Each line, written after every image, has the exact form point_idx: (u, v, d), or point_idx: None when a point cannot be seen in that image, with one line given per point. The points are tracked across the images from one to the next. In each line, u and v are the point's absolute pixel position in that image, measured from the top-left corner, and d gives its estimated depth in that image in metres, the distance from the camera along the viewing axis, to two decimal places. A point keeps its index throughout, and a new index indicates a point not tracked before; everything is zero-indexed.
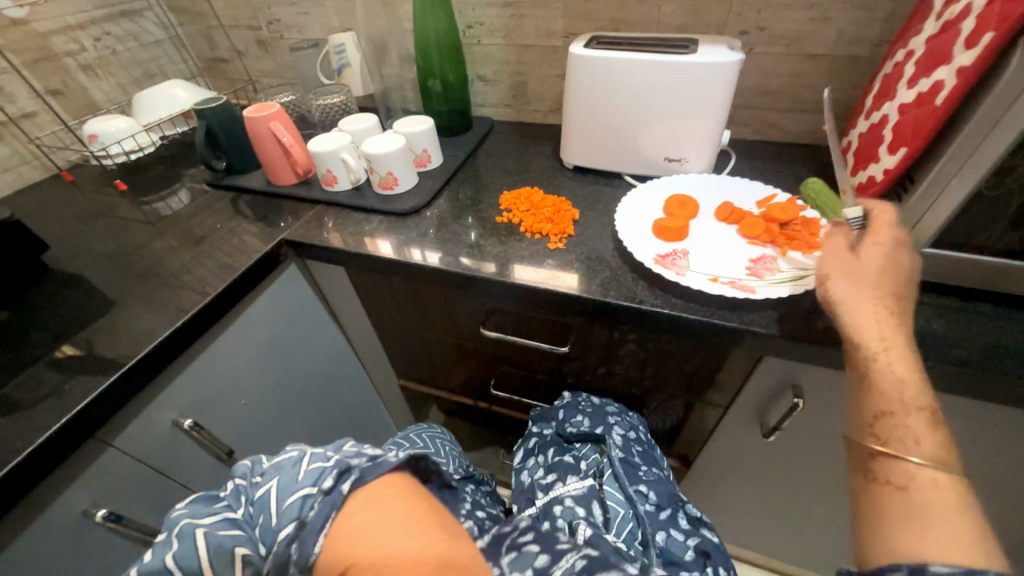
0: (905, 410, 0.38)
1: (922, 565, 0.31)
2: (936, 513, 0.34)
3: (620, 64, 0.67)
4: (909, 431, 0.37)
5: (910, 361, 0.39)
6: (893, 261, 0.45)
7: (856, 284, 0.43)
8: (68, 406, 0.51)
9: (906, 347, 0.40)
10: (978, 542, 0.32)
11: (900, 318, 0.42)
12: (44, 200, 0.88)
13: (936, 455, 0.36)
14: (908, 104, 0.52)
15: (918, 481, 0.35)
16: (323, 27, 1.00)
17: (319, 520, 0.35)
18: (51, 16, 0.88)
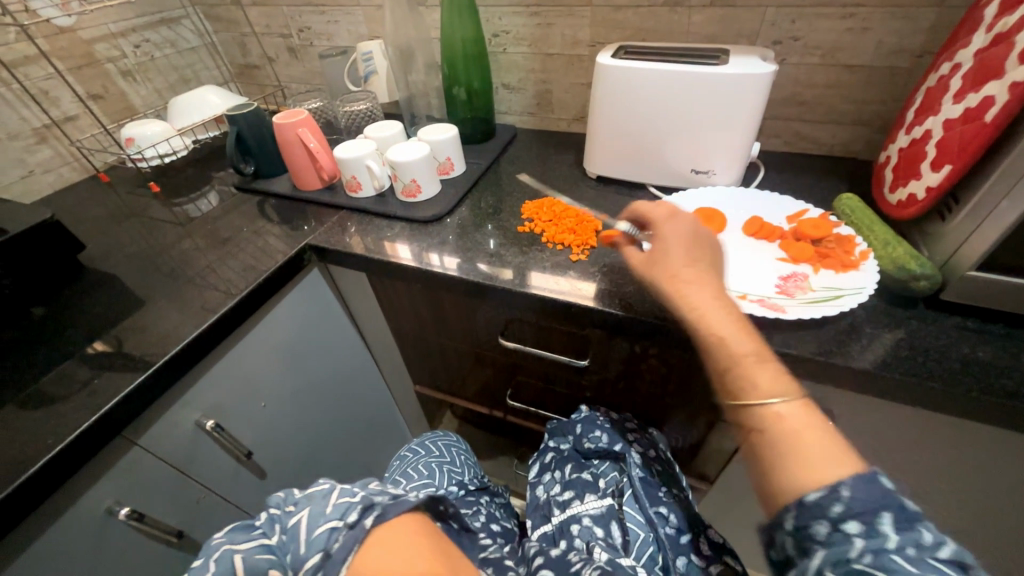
0: (736, 361, 0.41)
1: (799, 499, 0.35)
2: (797, 439, 0.37)
3: (648, 74, 0.66)
4: (745, 378, 0.41)
5: (721, 316, 0.43)
6: (680, 234, 0.49)
7: (659, 271, 0.48)
8: (97, 405, 0.52)
9: (715, 304, 0.44)
10: (832, 455, 0.36)
11: (701, 281, 0.46)
12: (82, 200, 0.92)
13: (775, 386, 0.40)
14: (954, 119, 0.50)
15: (769, 418, 0.39)
16: (351, 35, 1.02)
17: (342, 553, 0.35)
18: (96, 24, 0.92)
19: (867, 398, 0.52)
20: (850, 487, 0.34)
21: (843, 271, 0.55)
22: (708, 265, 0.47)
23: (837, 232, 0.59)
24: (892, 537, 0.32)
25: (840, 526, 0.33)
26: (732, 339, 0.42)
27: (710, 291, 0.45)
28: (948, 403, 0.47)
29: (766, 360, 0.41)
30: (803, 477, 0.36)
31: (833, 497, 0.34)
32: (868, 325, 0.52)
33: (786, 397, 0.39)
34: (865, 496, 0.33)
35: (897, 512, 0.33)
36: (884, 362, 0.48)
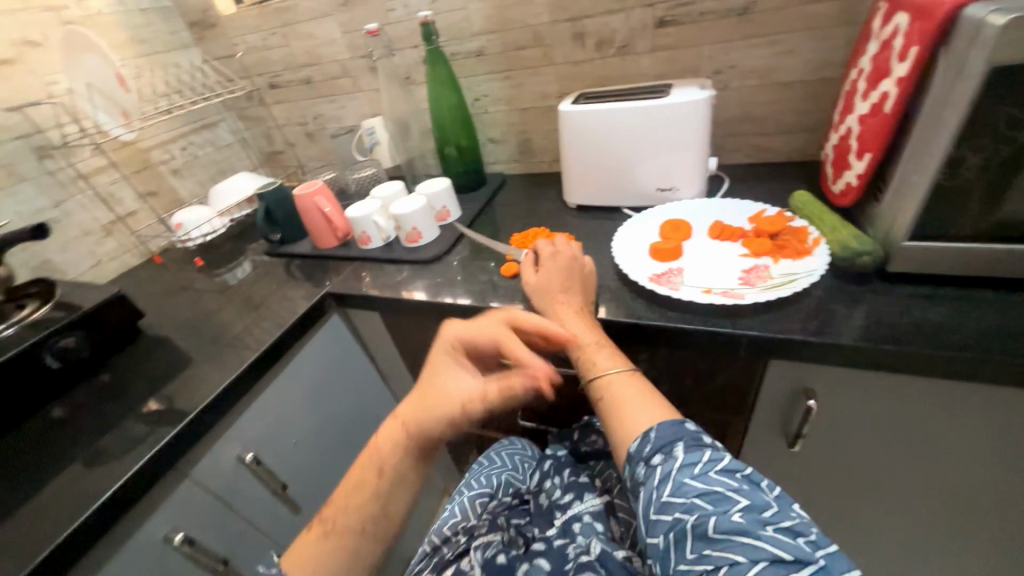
0: (584, 351, 0.55)
1: (627, 449, 0.47)
2: (621, 402, 0.50)
3: (603, 113, 0.76)
4: (591, 362, 0.54)
5: (576, 321, 0.58)
6: (555, 263, 0.63)
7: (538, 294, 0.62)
8: (157, 442, 0.61)
9: (573, 313, 0.59)
10: (648, 409, 0.49)
11: (565, 296, 0.60)
12: (140, 280, 1.07)
13: (613, 364, 0.53)
14: (865, 115, 0.57)
15: (604, 386, 0.52)
16: (357, 115, 1.19)
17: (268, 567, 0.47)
18: (151, 135, 1.12)
19: (837, 371, 0.55)
20: (656, 429, 0.46)
21: (799, 258, 0.61)
22: (577, 284, 0.62)
23: (792, 225, 0.65)
24: (682, 461, 0.43)
25: (649, 461, 0.45)
26: (581, 336, 0.56)
27: (571, 304, 0.60)
28: (907, 365, 0.50)
29: (606, 348, 0.55)
30: (626, 429, 0.48)
31: (646, 440, 0.46)
32: (826, 302, 0.56)
33: (618, 370, 0.53)
34: (665, 433, 0.45)
35: (688, 441, 0.44)
36: (841, 333, 0.52)
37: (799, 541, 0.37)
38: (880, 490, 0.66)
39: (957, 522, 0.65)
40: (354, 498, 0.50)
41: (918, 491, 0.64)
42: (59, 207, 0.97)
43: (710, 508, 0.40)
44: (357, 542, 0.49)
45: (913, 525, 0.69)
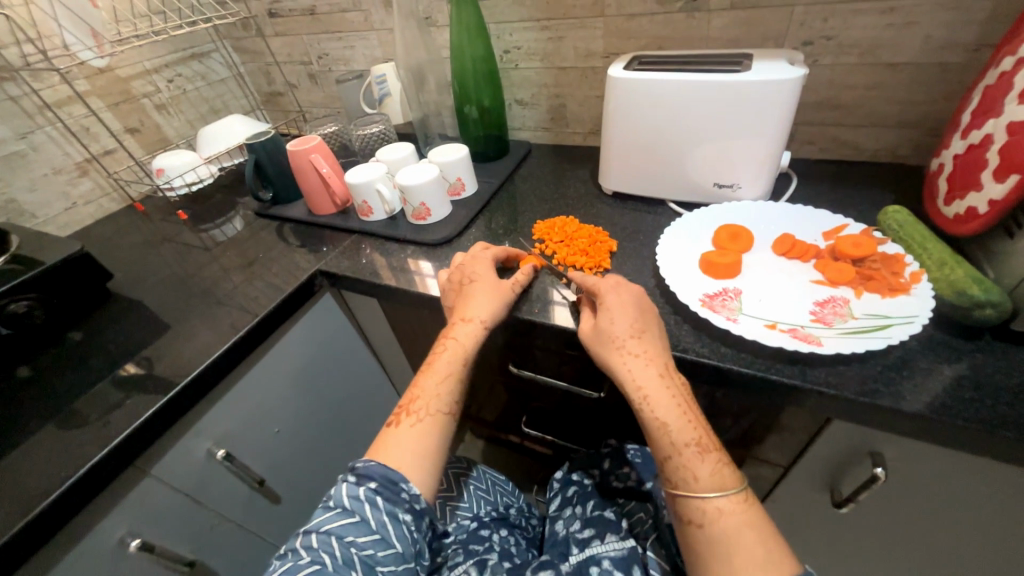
0: (677, 451, 0.43)
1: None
2: (738, 541, 0.39)
3: (663, 86, 0.62)
4: (688, 470, 0.42)
5: (669, 403, 0.44)
6: (623, 303, 0.49)
7: (608, 345, 0.47)
8: (109, 438, 0.53)
9: (664, 390, 0.44)
10: (771, 555, 0.39)
11: (650, 359, 0.46)
12: (117, 228, 0.97)
13: (721, 479, 0.42)
14: (1020, 122, 0.43)
15: (709, 513, 0.41)
16: (367, 58, 1.04)
17: (368, 473, 0.47)
18: (131, 62, 0.97)
19: (921, 444, 0.45)
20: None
21: (891, 295, 0.49)
22: (655, 336, 0.48)
23: (882, 250, 0.53)
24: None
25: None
26: (678, 428, 0.43)
27: (654, 366, 0.45)
28: (1021, 455, 0.40)
29: (708, 450, 0.43)
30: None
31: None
32: (922, 358, 0.45)
33: (724, 491, 0.41)
34: None
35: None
36: (943, 406, 0.41)
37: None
38: (933, 568, 0.57)
39: None
40: (443, 384, 0.52)
41: None
42: (23, 139, 0.85)
43: None
44: (446, 422, 0.51)
45: None
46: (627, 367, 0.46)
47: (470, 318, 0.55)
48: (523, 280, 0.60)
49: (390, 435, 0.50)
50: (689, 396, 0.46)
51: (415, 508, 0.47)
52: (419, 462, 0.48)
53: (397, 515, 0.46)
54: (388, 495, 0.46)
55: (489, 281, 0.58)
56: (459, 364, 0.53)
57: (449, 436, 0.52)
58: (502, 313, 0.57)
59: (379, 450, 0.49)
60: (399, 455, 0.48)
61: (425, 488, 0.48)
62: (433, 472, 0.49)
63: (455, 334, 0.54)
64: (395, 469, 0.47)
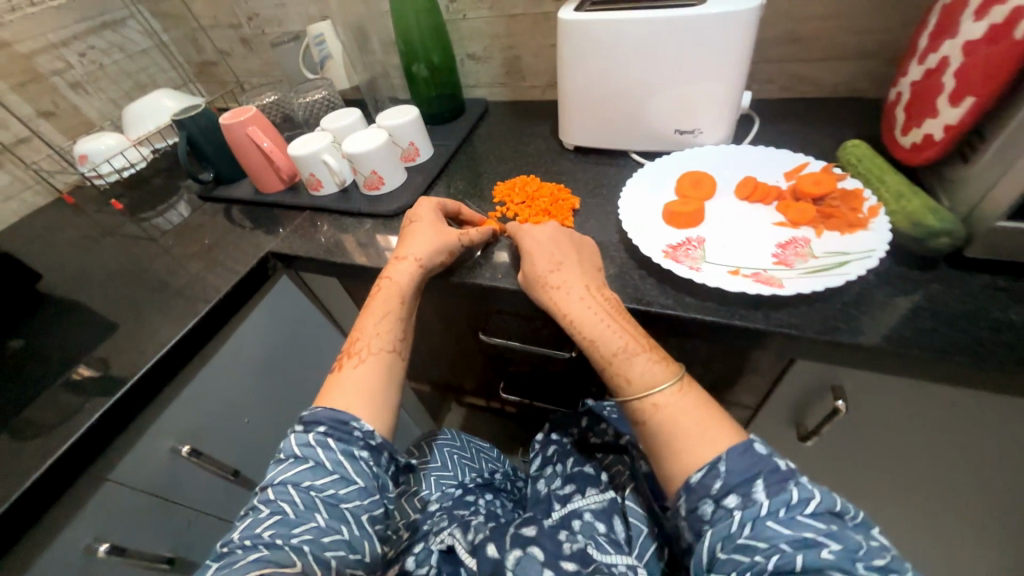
0: (611, 364, 0.44)
1: (686, 481, 0.39)
2: (677, 427, 0.41)
3: (616, 26, 0.58)
4: (624, 376, 0.44)
5: (594, 322, 0.45)
6: (540, 243, 0.51)
7: (533, 282, 0.50)
8: (55, 446, 0.50)
9: (589, 313, 0.46)
10: (708, 432, 0.40)
11: (572, 287, 0.47)
12: (47, 224, 0.89)
13: (654, 376, 0.43)
14: (976, 41, 0.42)
15: (650, 410, 0.42)
16: (302, 17, 0.95)
17: (315, 415, 0.47)
18: (31, 35, 0.86)
19: (880, 375, 0.46)
20: (726, 461, 0.38)
21: (850, 232, 0.48)
22: (574, 263, 0.50)
23: (842, 186, 0.52)
24: (765, 504, 0.36)
25: (722, 502, 0.37)
26: (605, 342, 0.45)
27: (575, 291, 0.47)
28: (973, 377, 0.41)
29: (637, 353, 0.44)
30: (684, 459, 0.39)
31: (713, 474, 0.38)
32: (877, 291, 0.46)
33: (662, 385, 0.42)
34: (738, 467, 0.37)
35: (767, 475, 0.37)
36: (899, 337, 0.42)
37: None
38: (892, 492, 0.60)
39: (968, 528, 0.60)
40: (380, 323, 0.53)
41: (935, 495, 0.57)
42: None
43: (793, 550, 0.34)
44: (390, 359, 0.52)
45: (919, 526, 0.64)
46: (551, 298, 0.48)
47: (402, 256, 0.56)
48: (472, 236, 0.58)
49: (336, 379, 0.51)
50: (616, 310, 0.47)
51: (371, 443, 0.47)
52: (365, 400, 0.49)
53: (352, 452, 0.46)
54: (340, 436, 0.46)
55: (429, 222, 0.58)
56: (396, 304, 0.54)
57: (395, 376, 0.52)
58: (443, 255, 0.56)
59: (326, 396, 0.49)
60: (345, 397, 0.48)
61: (380, 424, 0.48)
62: (384, 411, 0.49)
63: (390, 273, 0.55)
64: (343, 411, 0.47)
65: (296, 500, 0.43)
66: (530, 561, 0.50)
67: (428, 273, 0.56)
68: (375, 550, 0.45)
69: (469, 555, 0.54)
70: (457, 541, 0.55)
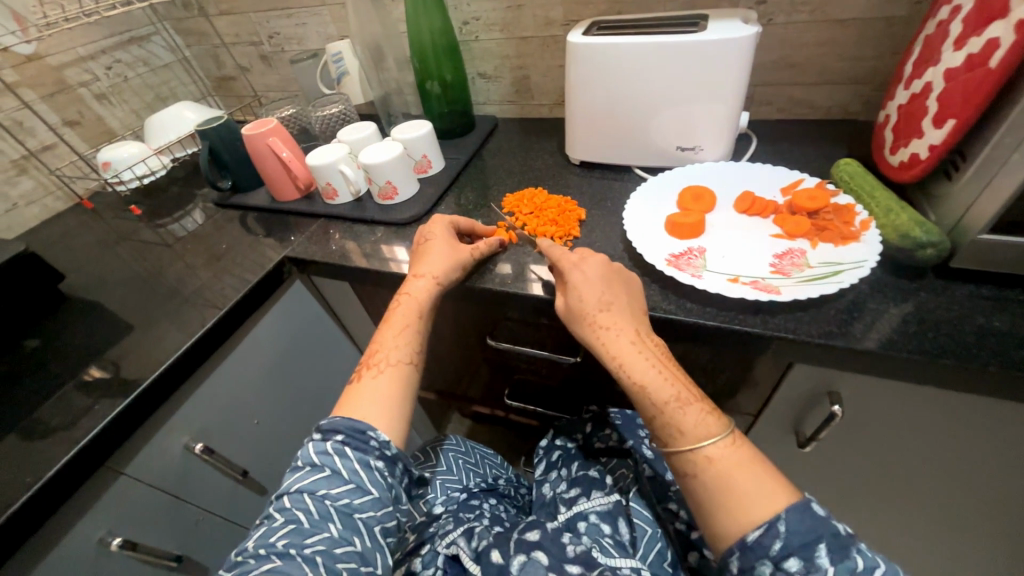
0: (660, 410, 0.43)
1: (741, 540, 0.38)
2: (732, 484, 0.39)
3: (622, 49, 0.62)
4: (674, 424, 0.43)
5: (643, 366, 0.44)
6: (589, 280, 0.50)
7: (579, 319, 0.49)
8: (77, 438, 0.51)
9: (637, 354, 0.45)
10: (765, 489, 0.39)
11: (621, 328, 0.46)
12: (67, 229, 0.92)
13: (707, 428, 0.42)
14: (955, 69, 0.46)
15: (700, 463, 0.41)
16: (320, 36, 0.99)
17: (331, 427, 0.48)
18: (62, 49, 0.91)
19: (874, 380, 0.48)
20: (786, 521, 0.37)
21: (843, 243, 0.51)
22: (624, 303, 0.48)
23: (835, 202, 0.55)
24: (830, 571, 0.35)
25: (781, 565, 0.36)
26: (654, 387, 0.44)
27: (625, 334, 0.46)
28: (959, 380, 0.43)
29: (688, 403, 0.43)
30: (736, 517, 0.38)
31: (772, 534, 0.37)
32: (869, 299, 0.48)
33: (714, 437, 0.41)
34: (798, 529, 0.37)
35: (830, 541, 0.36)
36: (889, 341, 0.44)
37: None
38: (889, 498, 0.61)
39: (964, 534, 0.61)
40: (400, 335, 0.55)
41: (933, 503, 0.59)
42: None
43: None
44: (407, 371, 0.54)
45: (916, 533, 0.65)
46: (599, 337, 0.47)
47: (421, 274, 0.58)
48: (483, 249, 0.62)
49: (354, 389, 0.52)
50: (664, 355, 0.47)
51: (386, 455, 0.48)
52: (383, 411, 0.50)
53: (368, 463, 0.47)
54: (357, 445, 0.47)
55: (447, 242, 0.61)
56: (416, 317, 0.56)
57: (412, 387, 0.54)
58: (458, 271, 0.59)
59: (345, 406, 0.51)
60: (364, 407, 0.50)
61: (393, 435, 0.50)
62: (398, 419, 0.51)
63: (408, 289, 0.58)
64: (360, 420, 0.49)
65: (312, 511, 0.44)
66: (535, 566, 0.50)
67: (445, 288, 0.58)
68: (386, 561, 0.46)
69: (473, 562, 0.53)
70: (462, 549, 0.55)
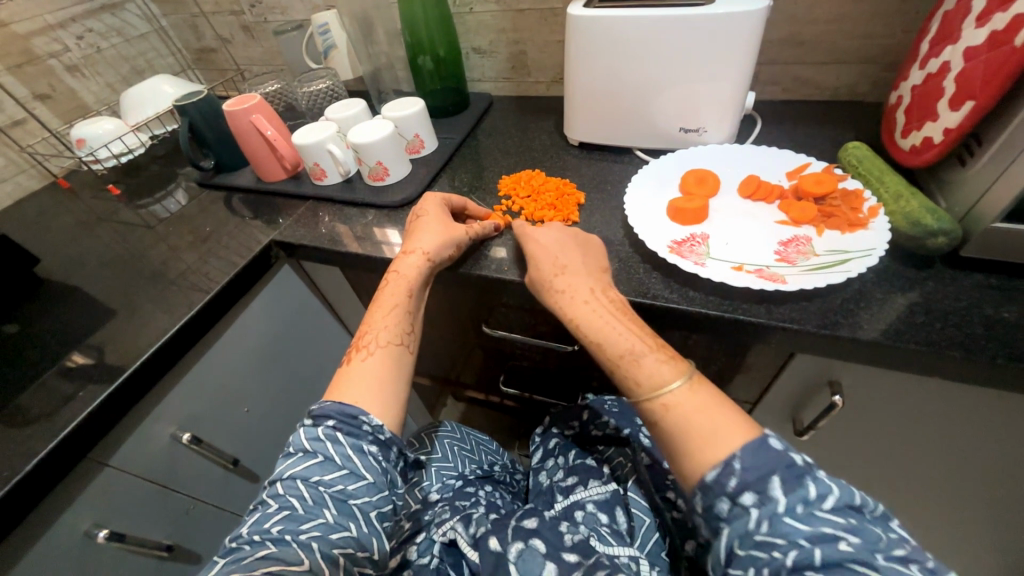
0: (619, 365, 0.43)
1: (701, 481, 0.36)
2: (689, 427, 0.38)
3: (625, 23, 0.58)
4: (632, 377, 0.42)
5: (597, 323, 0.45)
6: (545, 245, 0.52)
7: (536, 282, 0.50)
8: (56, 429, 0.49)
9: (592, 312, 0.45)
10: (720, 430, 0.37)
11: (574, 288, 0.47)
12: (42, 209, 0.88)
13: (663, 375, 0.41)
14: (976, 47, 0.43)
15: (657, 410, 0.40)
16: (306, 6, 0.94)
17: (323, 410, 0.47)
18: (28, 16, 0.85)
19: (877, 370, 0.47)
20: (742, 459, 0.35)
21: (850, 231, 0.49)
22: (579, 265, 0.49)
23: (843, 187, 0.53)
24: (783, 501, 0.34)
25: (738, 500, 0.35)
26: (610, 342, 0.44)
27: (580, 293, 0.47)
28: (965, 371, 0.42)
29: (645, 353, 0.42)
30: (694, 457, 0.37)
31: (727, 472, 0.35)
32: (875, 288, 0.47)
33: (673, 383, 0.40)
34: (753, 464, 0.35)
35: (784, 472, 0.35)
36: (895, 331, 0.43)
37: (916, 572, 0.31)
38: (885, 486, 0.61)
39: (957, 521, 0.62)
40: (390, 316, 0.53)
41: (929, 490, 0.59)
42: None
43: (814, 548, 0.32)
44: (399, 353, 0.52)
45: (909, 519, 0.65)
46: (553, 298, 0.48)
47: (411, 250, 0.56)
48: (477, 229, 0.59)
49: (345, 372, 0.51)
50: (625, 312, 0.46)
51: (380, 438, 0.47)
52: (375, 395, 0.49)
53: (362, 448, 0.46)
54: (349, 430, 0.46)
55: (438, 218, 0.58)
56: (406, 297, 0.54)
57: (405, 369, 0.52)
58: (451, 249, 0.57)
59: (335, 390, 0.49)
60: (354, 391, 0.49)
61: (387, 419, 0.48)
62: (393, 405, 0.49)
63: (398, 267, 0.56)
64: (352, 405, 0.47)
65: (305, 497, 0.43)
66: (532, 554, 0.50)
67: (438, 266, 0.56)
68: (384, 546, 0.45)
69: (471, 547, 0.53)
70: (459, 535, 0.54)
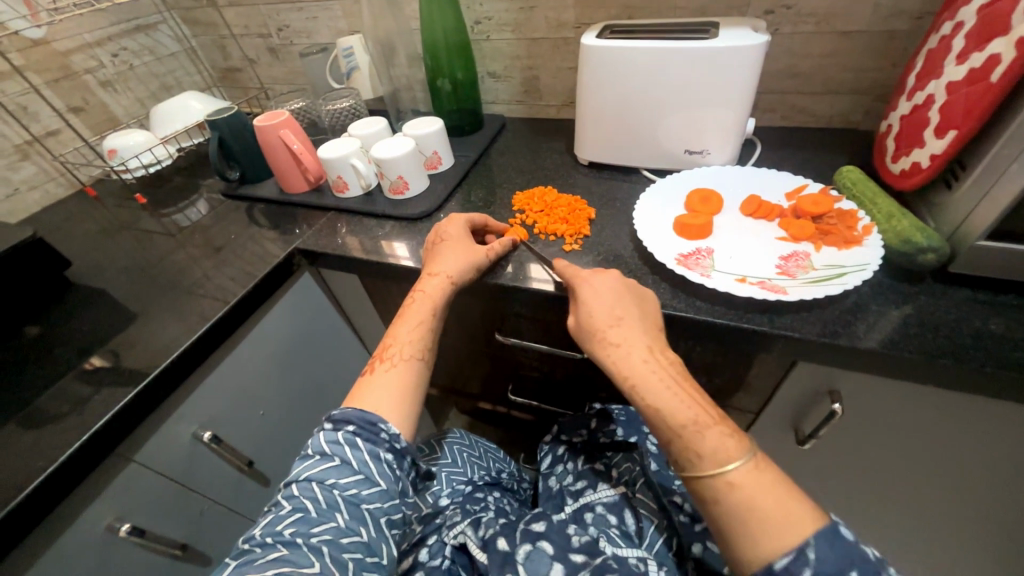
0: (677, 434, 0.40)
1: (767, 568, 0.35)
2: (757, 510, 0.36)
3: (635, 54, 0.63)
4: (694, 449, 0.39)
5: (653, 383, 0.42)
6: (600, 294, 0.49)
7: (588, 334, 0.48)
8: (89, 424, 0.51)
9: (646, 370, 0.43)
10: (792, 519, 0.35)
11: (631, 344, 0.45)
12: (69, 215, 0.91)
13: (728, 450, 0.38)
14: (957, 82, 0.48)
15: (721, 488, 0.37)
16: (331, 30, 0.99)
17: (343, 416, 0.49)
18: (70, 34, 0.90)
19: (874, 379, 0.50)
20: (816, 549, 0.34)
21: (846, 247, 0.53)
22: (635, 318, 0.47)
23: (838, 207, 0.57)
24: None
25: None
26: (669, 407, 0.41)
27: (636, 350, 0.45)
28: (957, 380, 0.45)
29: (707, 424, 0.40)
30: (758, 540, 0.35)
31: (801, 562, 0.34)
32: (870, 301, 0.50)
33: (737, 460, 0.37)
34: (831, 559, 0.34)
35: (861, 568, 0.34)
36: (891, 342, 0.46)
37: None
38: (883, 495, 0.63)
39: (952, 530, 0.64)
40: (413, 332, 0.56)
41: (928, 500, 0.61)
42: None
43: None
44: (418, 366, 0.54)
45: (907, 528, 0.67)
46: (604, 351, 0.46)
47: (436, 272, 0.59)
48: (497, 250, 0.62)
49: (367, 382, 0.53)
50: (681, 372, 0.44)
51: (396, 446, 0.49)
52: (395, 403, 0.51)
53: (377, 454, 0.48)
54: (368, 436, 0.48)
55: (461, 243, 0.62)
56: (428, 315, 0.57)
57: (422, 380, 0.54)
58: (473, 271, 0.60)
59: (356, 397, 0.52)
60: (374, 400, 0.51)
61: (403, 427, 0.50)
62: (409, 418, 0.52)
63: (422, 286, 0.59)
64: (372, 412, 0.50)
65: (318, 501, 0.45)
66: (540, 554, 0.51)
67: (459, 287, 0.59)
68: (392, 553, 0.47)
69: (479, 549, 0.54)
70: (468, 538, 0.56)
